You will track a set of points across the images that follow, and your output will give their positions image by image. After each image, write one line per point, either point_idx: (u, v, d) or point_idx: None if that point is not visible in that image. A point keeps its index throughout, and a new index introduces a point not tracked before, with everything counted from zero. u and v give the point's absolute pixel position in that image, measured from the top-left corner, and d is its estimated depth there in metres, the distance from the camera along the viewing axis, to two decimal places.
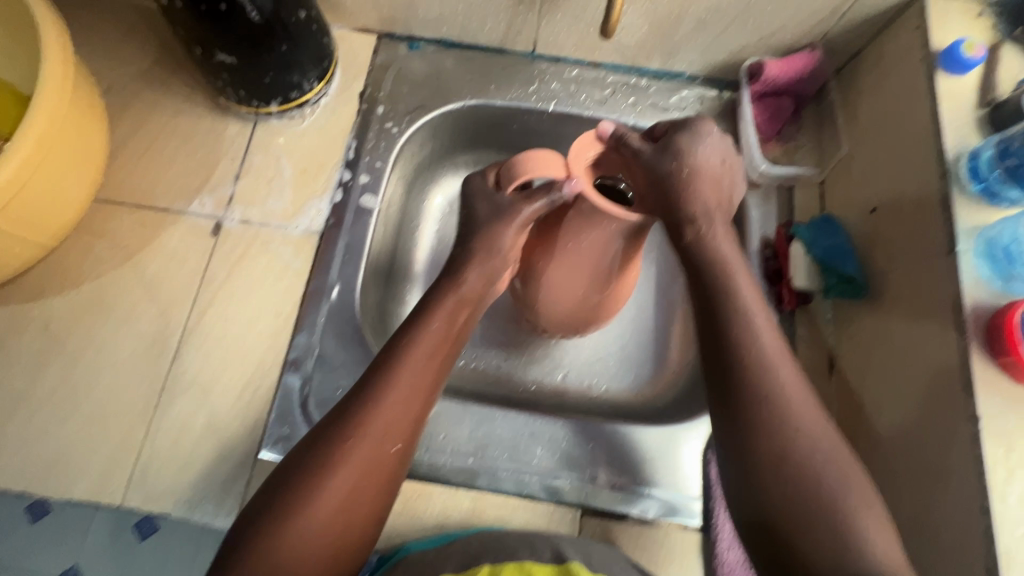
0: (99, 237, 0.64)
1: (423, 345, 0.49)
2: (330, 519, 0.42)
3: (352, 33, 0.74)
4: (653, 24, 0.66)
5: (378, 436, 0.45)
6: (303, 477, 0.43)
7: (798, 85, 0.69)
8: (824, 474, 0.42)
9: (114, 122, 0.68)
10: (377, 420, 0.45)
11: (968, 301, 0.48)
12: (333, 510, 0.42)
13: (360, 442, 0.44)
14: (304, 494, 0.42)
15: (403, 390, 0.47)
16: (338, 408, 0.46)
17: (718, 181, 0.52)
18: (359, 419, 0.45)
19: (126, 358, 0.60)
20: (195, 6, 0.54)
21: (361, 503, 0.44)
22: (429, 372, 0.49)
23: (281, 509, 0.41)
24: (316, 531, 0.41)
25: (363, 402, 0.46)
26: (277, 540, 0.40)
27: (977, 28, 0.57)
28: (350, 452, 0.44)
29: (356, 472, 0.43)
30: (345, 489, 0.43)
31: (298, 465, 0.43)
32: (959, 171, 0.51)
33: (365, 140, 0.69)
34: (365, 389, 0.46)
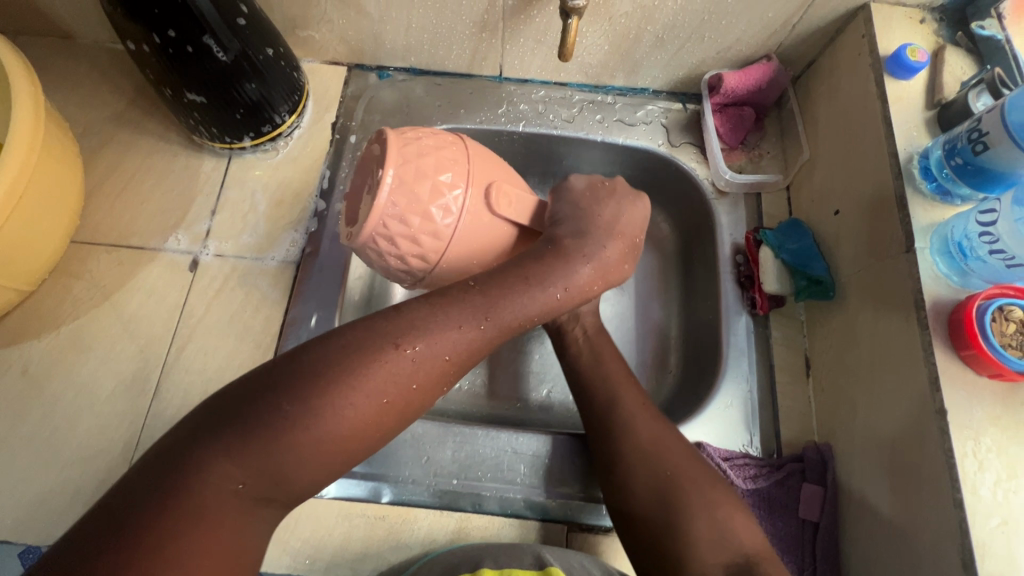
0: (76, 278, 0.64)
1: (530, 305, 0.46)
2: (339, 437, 0.39)
3: (322, 66, 0.75)
4: (613, 44, 0.68)
5: (437, 369, 0.42)
6: (361, 370, 0.39)
7: (757, 95, 0.71)
8: (685, 485, 0.48)
9: (90, 164, 0.69)
10: (445, 355, 0.42)
11: (929, 297, 0.49)
12: (345, 430, 0.39)
13: (400, 371, 0.40)
14: (352, 388, 0.39)
15: (463, 338, 0.42)
16: (396, 324, 0.41)
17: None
18: (429, 349, 0.41)
19: (106, 397, 0.60)
20: (162, 50, 0.55)
21: (376, 431, 0.40)
22: (499, 340, 0.45)
23: (297, 411, 0.38)
24: (336, 432, 0.38)
25: (443, 330, 0.42)
26: (282, 438, 0.37)
27: (920, 34, 0.59)
28: (388, 380, 0.40)
29: (381, 404, 0.40)
30: (368, 415, 0.39)
31: (325, 367, 0.39)
32: (912, 170, 0.53)
33: (338, 169, 0.71)
34: (427, 324, 0.42)
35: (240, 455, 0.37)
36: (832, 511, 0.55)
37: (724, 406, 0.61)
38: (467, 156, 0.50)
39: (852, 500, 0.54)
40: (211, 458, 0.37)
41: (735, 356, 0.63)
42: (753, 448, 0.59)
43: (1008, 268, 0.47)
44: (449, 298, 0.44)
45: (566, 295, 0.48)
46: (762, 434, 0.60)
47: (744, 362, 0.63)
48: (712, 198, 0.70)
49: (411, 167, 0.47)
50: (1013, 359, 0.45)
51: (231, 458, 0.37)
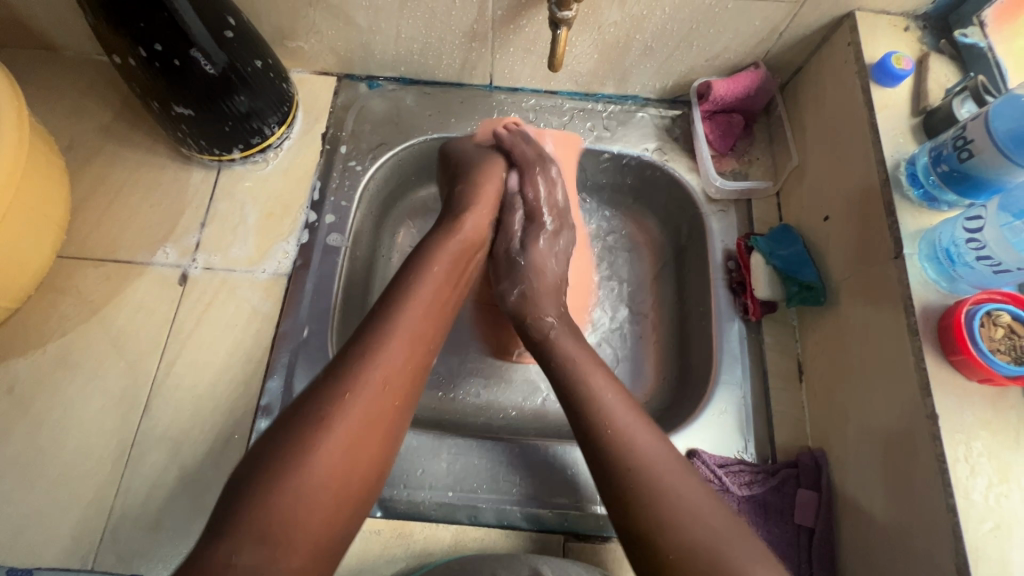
0: (63, 293, 0.63)
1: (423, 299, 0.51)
2: (327, 477, 0.41)
3: (311, 76, 0.75)
4: (602, 53, 0.68)
5: (378, 385, 0.46)
6: (311, 418, 0.43)
7: (745, 102, 0.71)
8: (657, 473, 0.45)
9: (77, 177, 0.68)
10: (378, 367, 0.46)
11: (918, 302, 0.49)
12: (329, 469, 0.42)
13: (350, 393, 0.44)
14: (313, 435, 0.42)
15: (391, 356, 0.47)
16: (335, 372, 0.45)
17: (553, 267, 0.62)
18: (361, 368, 0.45)
19: (95, 415, 0.59)
20: (148, 64, 0.55)
21: (358, 462, 0.43)
22: (419, 337, 0.50)
23: (278, 467, 0.40)
24: (321, 480, 0.41)
25: (365, 349, 0.47)
26: (269, 498, 0.39)
27: (904, 42, 0.60)
28: (341, 404, 0.44)
29: (352, 431, 0.43)
30: (343, 446, 0.43)
31: (291, 424, 0.42)
32: (899, 177, 0.54)
33: (328, 180, 0.70)
34: (359, 348, 0.47)
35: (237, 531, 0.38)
36: (827, 516, 0.55)
37: (719, 412, 0.61)
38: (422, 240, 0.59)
39: (848, 506, 0.54)
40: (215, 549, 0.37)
41: (729, 362, 0.63)
42: (748, 454, 0.60)
43: (994, 275, 0.47)
44: (376, 320, 0.49)
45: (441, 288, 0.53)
46: (757, 440, 0.60)
47: (737, 368, 0.63)
48: (703, 205, 0.71)
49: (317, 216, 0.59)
50: (1002, 364, 0.45)
51: (230, 541, 0.38)
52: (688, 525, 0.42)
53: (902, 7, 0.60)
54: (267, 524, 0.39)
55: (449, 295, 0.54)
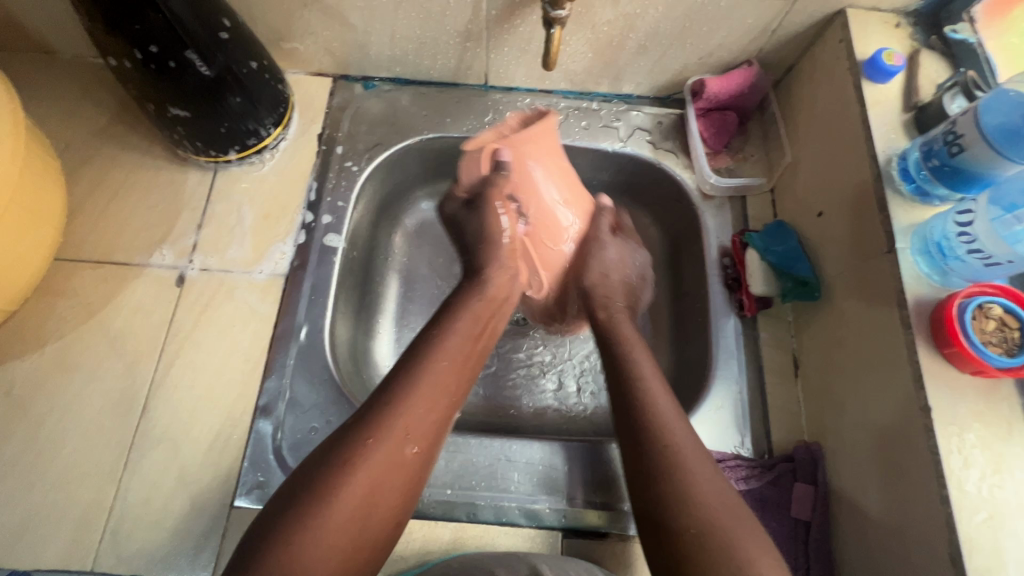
0: (60, 295, 0.63)
1: (451, 345, 0.52)
2: (351, 518, 0.41)
3: (307, 77, 0.75)
4: (597, 51, 0.68)
5: (399, 432, 0.45)
6: (332, 465, 0.42)
7: (739, 99, 0.72)
8: (682, 446, 0.47)
9: (74, 180, 0.68)
10: (401, 414, 0.46)
11: (911, 296, 0.50)
12: (352, 510, 0.41)
13: (376, 435, 0.44)
14: (331, 481, 0.42)
15: (420, 401, 0.47)
16: (363, 418, 0.45)
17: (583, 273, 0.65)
18: (385, 413, 0.45)
19: (93, 417, 0.59)
20: (144, 66, 0.55)
21: (373, 510, 0.42)
22: (447, 386, 0.49)
23: (307, 505, 0.40)
24: (336, 529, 0.40)
25: (391, 398, 0.47)
26: (299, 534, 0.39)
27: (895, 39, 0.61)
28: (369, 445, 0.44)
29: (378, 477, 0.43)
30: (370, 490, 0.42)
31: (320, 464, 0.43)
32: (891, 172, 0.54)
33: (325, 181, 0.70)
34: (391, 390, 0.47)
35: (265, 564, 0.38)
36: (823, 510, 0.56)
37: (715, 408, 0.61)
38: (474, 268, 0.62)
39: (843, 499, 0.55)
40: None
41: (725, 358, 0.63)
42: (744, 449, 0.60)
43: (985, 268, 0.47)
44: (402, 368, 0.49)
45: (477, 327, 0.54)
46: (753, 435, 0.61)
47: (733, 364, 0.63)
48: (698, 202, 0.71)
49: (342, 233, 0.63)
50: (993, 356, 0.45)
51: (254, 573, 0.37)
52: (707, 494, 0.43)
53: (892, 4, 0.61)
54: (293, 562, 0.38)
55: (479, 345, 0.54)
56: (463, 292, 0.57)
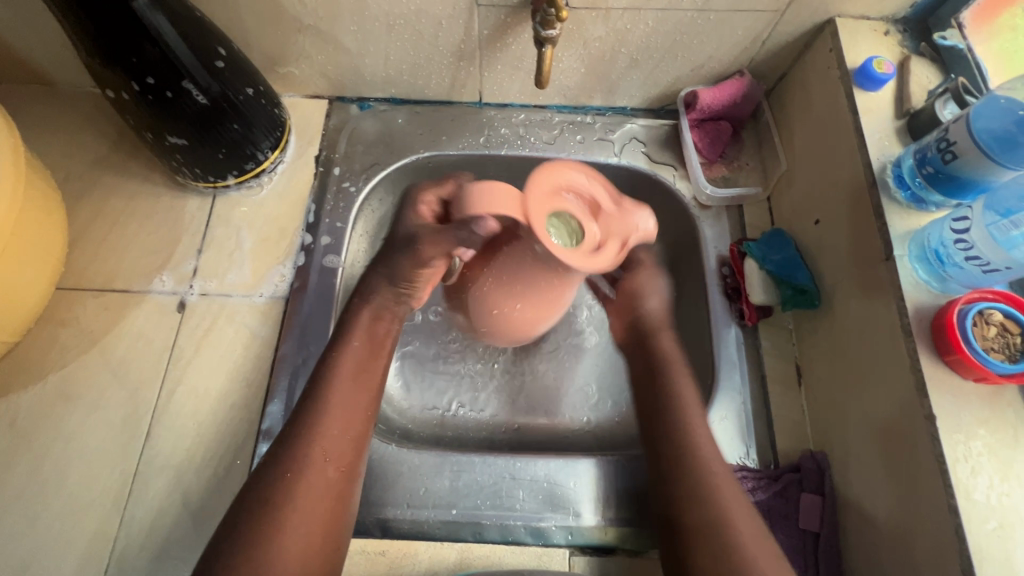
0: (63, 325, 0.64)
1: (348, 366, 0.54)
2: (286, 550, 0.44)
3: (303, 100, 0.76)
4: (589, 66, 0.69)
5: (318, 459, 0.49)
6: (264, 499, 0.46)
7: (732, 109, 0.72)
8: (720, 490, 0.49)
9: (74, 209, 0.69)
10: (317, 442, 0.49)
11: (911, 304, 0.49)
12: (284, 543, 0.44)
13: (288, 467, 0.48)
14: (269, 515, 0.45)
15: (333, 425, 0.51)
16: (280, 447, 0.49)
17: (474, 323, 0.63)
18: (301, 444, 0.49)
19: (96, 446, 0.59)
20: (142, 97, 0.56)
21: (318, 530, 0.46)
22: (354, 405, 0.53)
23: (242, 550, 0.43)
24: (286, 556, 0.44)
25: (302, 429, 0.50)
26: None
27: (885, 46, 0.61)
28: (283, 478, 0.47)
29: (303, 510, 0.46)
30: (301, 517, 0.46)
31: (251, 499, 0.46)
32: (886, 180, 0.54)
33: (323, 203, 0.71)
34: (301, 421, 0.50)
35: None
36: (832, 519, 0.55)
37: (719, 419, 0.61)
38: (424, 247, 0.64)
39: (851, 509, 0.54)
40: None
41: (728, 368, 0.63)
42: (750, 460, 0.60)
43: (984, 274, 0.47)
44: (310, 395, 0.52)
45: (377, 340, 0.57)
46: (758, 445, 0.60)
47: (736, 374, 0.63)
48: (695, 212, 0.71)
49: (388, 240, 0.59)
50: (995, 362, 0.45)
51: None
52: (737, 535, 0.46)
53: (881, 12, 0.61)
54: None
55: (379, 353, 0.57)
56: (351, 312, 0.58)
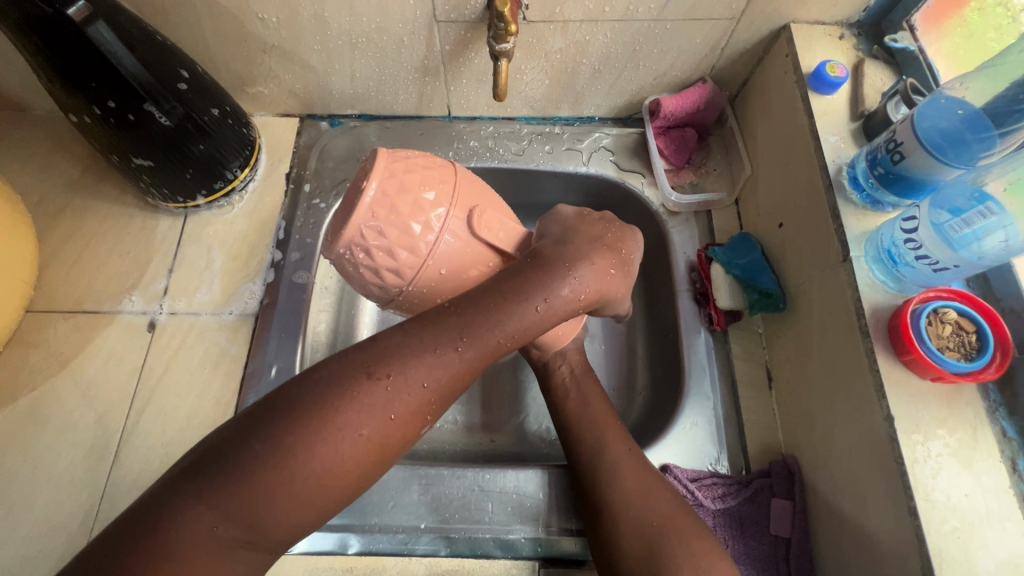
0: (33, 348, 0.64)
1: (483, 326, 0.43)
2: (313, 480, 0.38)
3: (274, 118, 0.77)
4: (552, 78, 0.70)
5: (396, 416, 0.40)
6: (333, 413, 0.39)
7: (697, 116, 0.73)
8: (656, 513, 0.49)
9: (46, 233, 0.70)
10: (408, 395, 0.41)
11: (867, 304, 0.49)
12: (317, 474, 0.38)
13: (377, 404, 0.40)
14: (325, 431, 0.38)
15: (430, 380, 0.41)
16: (377, 355, 0.41)
17: (359, 262, 0.46)
18: (398, 387, 0.40)
19: (65, 468, 0.59)
20: (105, 121, 0.57)
21: (349, 474, 0.40)
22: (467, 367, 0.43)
23: (279, 440, 0.38)
24: (312, 477, 0.38)
25: (404, 366, 0.41)
26: (256, 484, 0.37)
27: (839, 51, 0.62)
28: (366, 414, 0.39)
29: (353, 442, 0.39)
30: (345, 453, 0.39)
31: (320, 395, 0.39)
32: (842, 182, 0.55)
33: (294, 219, 0.72)
34: (406, 364, 0.41)
35: (214, 506, 0.36)
36: (803, 524, 0.55)
37: (690, 426, 0.61)
38: (457, 176, 0.48)
39: (820, 513, 0.54)
40: (178, 510, 0.36)
41: (697, 373, 0.63)
42: (721, 466, 0.59)
43: (937, 273, 0.47)
44: (430, 330, 0.42)
45: (551, 310, 0.45)
46: (729, 451, 0.60)
47: (705, 380, 0.63)
48: (663, 219, 0.72)
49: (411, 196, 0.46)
50: (951, 361, 0.45)
51: (192, 504, 0.37)
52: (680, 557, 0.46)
53: (834, 17, 0.63)
54: (245, 494, 0.37)
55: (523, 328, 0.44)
56: (542, 266, 0.46)
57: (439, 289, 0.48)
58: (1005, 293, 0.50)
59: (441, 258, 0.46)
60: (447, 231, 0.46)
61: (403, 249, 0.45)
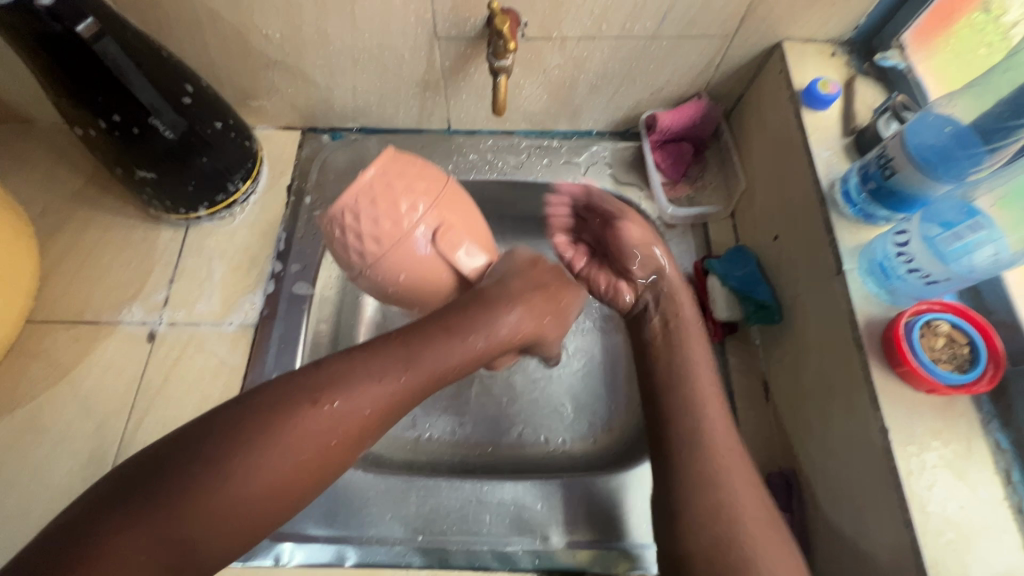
0: (33, 358, 0.64)
1: (423, 358, 0.45)
2: (245, 502, 0.39)
3: (276, 131, 0.78)
4: (551, 93, 0.71)
5: (334, 440, 0.42)
6: (270, 434, 0.40)
7: (693, 131, 0.74)
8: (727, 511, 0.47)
9: (48, 244, 0.70)
10: (346, 422, 0.42)
11: (861, 317, 0.50)
12: (253, 499, 0.39)
13: (321, 430, 0.41)
14: (261, 452, 0.39)
15: (372, 403, 0.43)
16: (318, 380, 0.42)
17: (338, 235, 0.49)
18: (339, 414, 0.42)
19: (62, 479, 0.59)
20: (109, 133, 0.58)
21: (284, 495, 0.41)
22: (408, 394, 0.45)
23: (214, 460, 0.38)
24: (242, 498, 0.39)
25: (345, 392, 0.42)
26: (185, 505, 0.37)
27: (831, 68, 0.64)
28: (309, 440, 0.41)
29: (288, 464, 0.40)
30: (278, 475, 0.40)
31: (260, 417, 0.40)
32: (834, 196, 0.55)
33: (294, 230, 0.72)
34: (346, 390, 0.42)
35: (142, 528, 0.36)
36: (801, 537, 0.55)
37: None
38: (445, 184, 0.51)
39: (817, 526, 0.54)
40: (105, 530, 0.36)
41: None
42: None
43: (927, 286, 0.48)
44: (371, 358, 0.44)
45: (493, 345, 0.48)
46: None
47: None
48: (660, 231, 0.72)
49: (395, 190, 0.47)
50: (943, 374, 0.46)
51: (121, 527, 0.36)
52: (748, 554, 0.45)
53: (826, 35, 0.64)
54: (177, 512, 0.37)
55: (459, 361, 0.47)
56: (481, 301, 0.49)
57: (396, 279, 0.51)
58: (996, 305, 0.51)
59: (408, 252, 0.49)
60: (421, 230, 0.49)
61: (379, 236, 0.48)
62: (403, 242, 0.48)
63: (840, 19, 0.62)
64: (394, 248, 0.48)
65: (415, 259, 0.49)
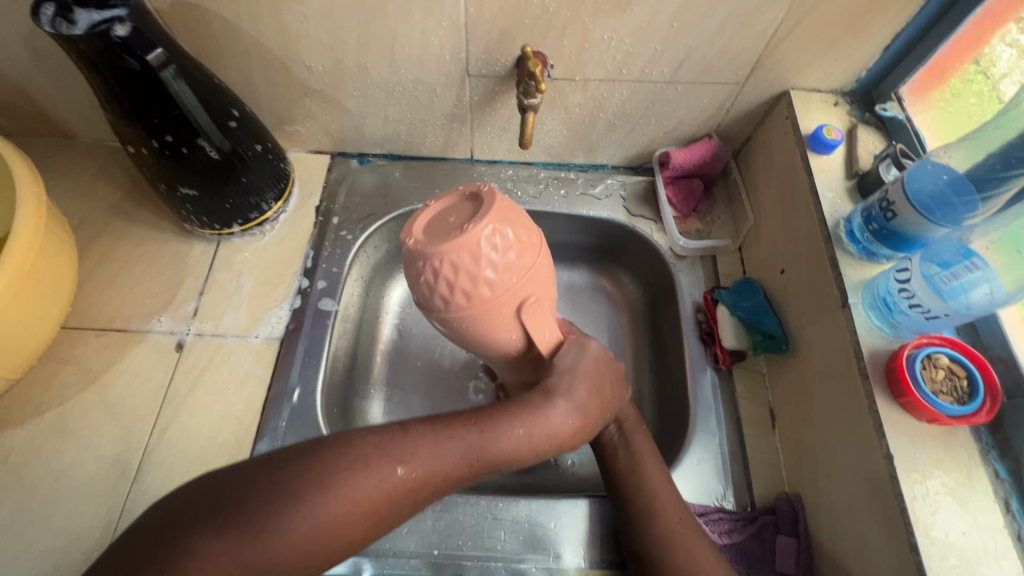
0: (64, 363, 0.66)
1: (493, 442, 0.47)
2: (313, 540, 0.39)
3: (307, 155, 0.82)
4: (570, 129, 0.75)
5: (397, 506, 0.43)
6: (349, 483, 0.40)
7: (704, 169, 0.78)
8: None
9: (84, 253, 0.73)
10: (413, 491, 0.43)
11: (866, 348, 0.53)
12: (319, 538, 0.39)
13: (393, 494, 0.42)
14: (337, 495, 0.40)
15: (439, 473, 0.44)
16: (402, 445, 0.43)
17: (438, 275, 0.45)
18: (412, 481, 0.43)
19: (86, 483, 0.60)
20: (159, 153, 0.61)
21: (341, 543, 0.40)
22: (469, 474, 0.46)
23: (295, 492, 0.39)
24: (310, 538, 0.39)
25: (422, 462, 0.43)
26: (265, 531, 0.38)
27: (835, 116, 0.68)
28: (381, 499, 0.42)
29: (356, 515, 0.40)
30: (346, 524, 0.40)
31: (345, 462, 0.41)
32: (840, 234, 0.59)
33: (321, 249, 0.75)
34: (423, 463, 0.43)
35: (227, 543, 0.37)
36: (807, 563, 0.56)
37: (696, 462, 0.63)
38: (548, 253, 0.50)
39: (823, 551, 0.55)
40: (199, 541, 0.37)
41: (703, 411, 0.65)
42: (727, 502, 0.61)
43: (928, 320, 0.51)
44: (447, 432, 0.46)
45: (546, 442, 0.49)
46: (735, 487, 0.62)
47: (712, 418, 0.65)
48: (671, 262, 0.76)
49: (514, 247, 0.46)
50: (945, 406, 0.48)
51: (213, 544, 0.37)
52: None
53: (830, 85, 0.69)
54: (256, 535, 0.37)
55: (521, 450, 0.48)
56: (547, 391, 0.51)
57: (478, 327, 0.48)
58: (992, 342, 0.54)
59: (501, 311, 0.47)
60: (525, 290, 0.48)
61: (486, 286, 0.45)
62: (508, 298, 0.47)
63: (843, 71, 0.67)
64: (497, 300, 0.46)
65: (511, 318, 0.48)
